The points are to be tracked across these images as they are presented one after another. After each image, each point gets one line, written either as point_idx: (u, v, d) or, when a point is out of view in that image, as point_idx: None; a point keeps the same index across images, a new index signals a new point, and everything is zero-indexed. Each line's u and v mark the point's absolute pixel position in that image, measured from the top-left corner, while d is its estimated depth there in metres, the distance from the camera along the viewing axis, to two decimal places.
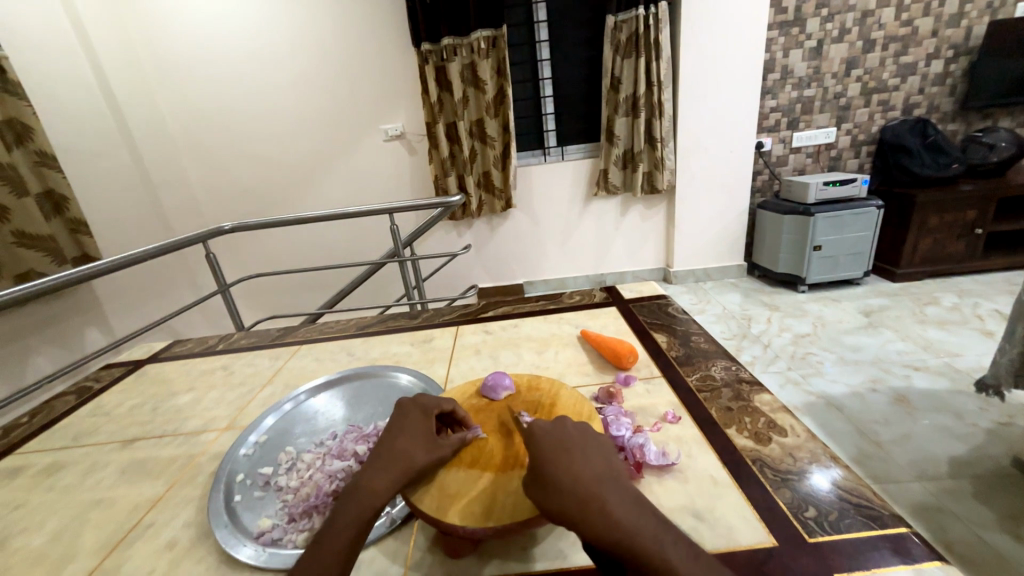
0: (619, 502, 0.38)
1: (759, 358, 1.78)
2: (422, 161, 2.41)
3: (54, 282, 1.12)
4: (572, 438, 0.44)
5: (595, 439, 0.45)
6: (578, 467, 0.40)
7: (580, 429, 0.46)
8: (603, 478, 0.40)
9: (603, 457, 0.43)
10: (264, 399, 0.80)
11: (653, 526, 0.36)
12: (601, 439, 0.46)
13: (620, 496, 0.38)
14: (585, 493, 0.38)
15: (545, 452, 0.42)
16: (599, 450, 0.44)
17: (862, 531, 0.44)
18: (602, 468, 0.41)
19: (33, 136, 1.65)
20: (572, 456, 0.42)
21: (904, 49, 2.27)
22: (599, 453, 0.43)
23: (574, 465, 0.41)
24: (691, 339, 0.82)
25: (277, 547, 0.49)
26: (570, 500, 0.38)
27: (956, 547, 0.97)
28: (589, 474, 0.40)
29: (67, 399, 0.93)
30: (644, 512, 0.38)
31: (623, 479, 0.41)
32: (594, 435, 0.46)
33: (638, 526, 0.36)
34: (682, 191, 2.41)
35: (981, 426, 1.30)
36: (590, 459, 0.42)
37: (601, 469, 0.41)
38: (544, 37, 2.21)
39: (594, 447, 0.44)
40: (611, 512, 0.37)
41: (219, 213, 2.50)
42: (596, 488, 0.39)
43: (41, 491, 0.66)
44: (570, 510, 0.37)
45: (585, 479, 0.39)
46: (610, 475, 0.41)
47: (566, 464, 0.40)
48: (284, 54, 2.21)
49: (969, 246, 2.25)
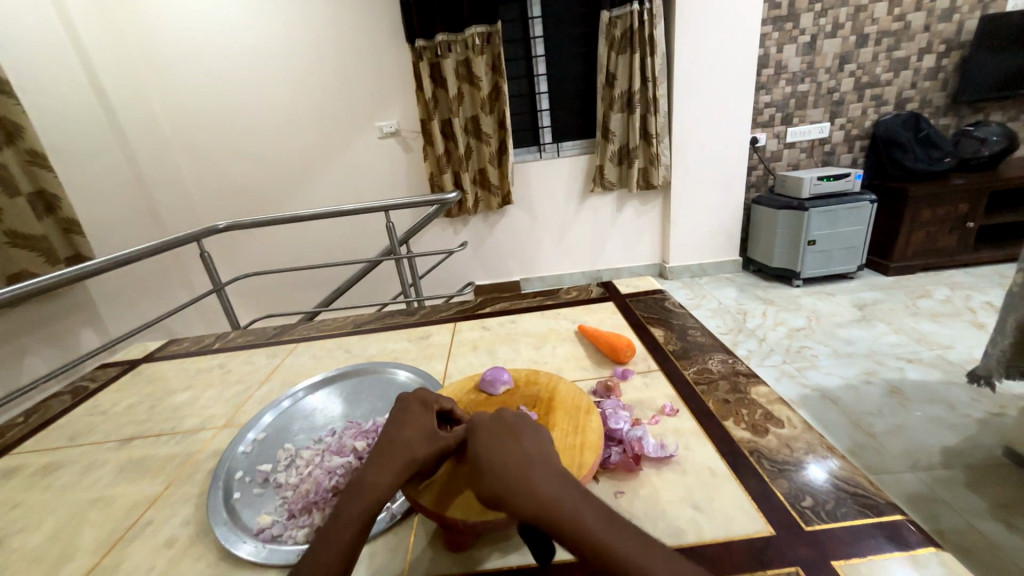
0: (544, 476, 0.37)
1: (754, 352, 1.79)
2: (418, 158, 2.40)
3: (48, 281, 1.10)
4: (503, 421, 0.43)
5: (532, 423, 0.44)
6: (506, 448, 0.40)
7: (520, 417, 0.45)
8: (531, 455, 0.39)
9: (536, 439, 0.42)
10: (261, 397, 0.80)
11: (578, 499, 0.36)
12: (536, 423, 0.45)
13: (547, 471, 0.38)
14: (510, 469, 0.37)
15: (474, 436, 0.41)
16: (533, 431, 0.43)
17: (858, 519, 0.45)
18: (533, 447, 0.40)
19: (23, 135, 1.62)
20: (499, 438, 0.41)
21: (898, 44, 2.29)
22: (533, 435, 0.42)
23: (501, 446, 0.40)
24: (688, 333, 0.82)
25: (278, 543, 0.49)
26: (493, 479, 0.37)
27: (950, 536, 0.98)
28: (515, 452, 0.39)
29: (63, 399, 0.92)
30: (570, 485, 0.37)
31: (553, 457, 0.40)
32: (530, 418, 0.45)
33: (562, 496, 0.35)
34: (678, 187, 2.41)
35: (974, 417, 1.32)
36: (521, 440, 0.41)
37: (531, 447, 0.40)
38: (539, 32, 2.21)
39: (528, 430, 0.43)
40: (534, 486, 0.36)
41: (213, 212, 2.48)
42: (521, 464, 0.38)
43: (38, 491, 0.66)
44: (492, 488, 0.37)
45: (511, 457, 0.39)
46: (541, 453, 0.40)
47: (489, 447, 0.40)
48: (278, 51, 2.19)
49: (961, 239, 2.27)
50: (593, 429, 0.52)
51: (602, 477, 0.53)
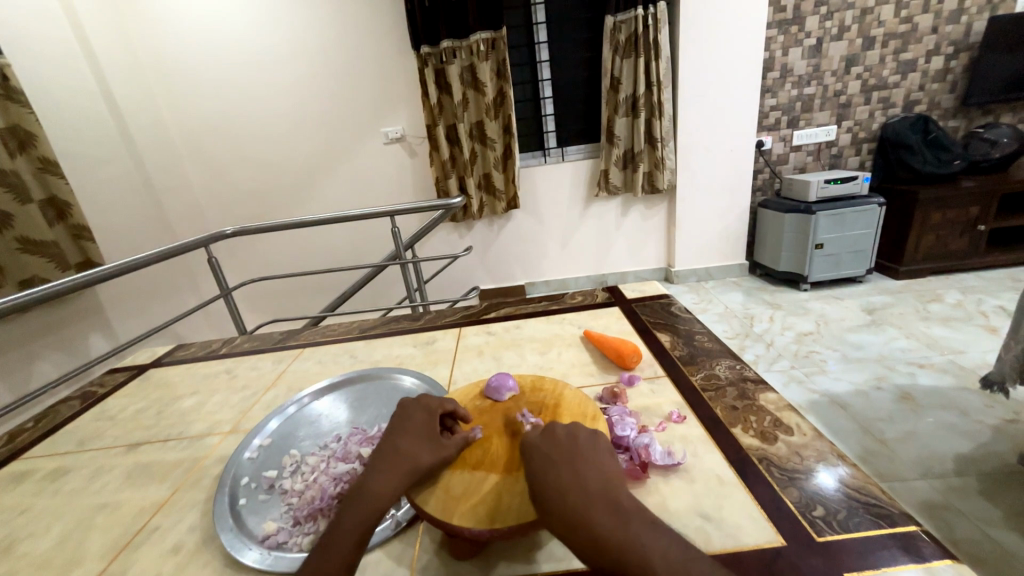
0: (606, 515, 0.37)
1: (762, 357, 1.77)
2: (423, 163, 2.41)
3: (58, 287, 1.12)
4: (561, 445, 0.43)
5: (590, 444, 0.44)
6: (566, 481, 0.40)
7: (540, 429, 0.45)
8: (592, 489, 0.39)
9: (595, 465, 0.42)
10: (267, 402, 0.80)
11: (645, 537, 0.36)
12: (595, 444, 0.44)
13: (609, 508, 0.38)
14: (571, 509, 0.38)
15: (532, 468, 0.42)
16: (591, 455, 0.43)
17: (871, 530, 0.44)
18: (593, 478, 0.40)
19: (35, 142, 1.65)
20: (557, 468, 0.41)
21: (904, 47, 2.27)
22: (593, 459, 0.42)
23: (561, 479, 0.40)
24: (695, 338, 0.82)
25: (283, 550, 0.49)
26: (558, 519, 0.38)
27: (964, 546, 0.96)
28: (575, 487, 0.39)
29: (71, 404, 0.93)
30: (635, 520, 0.37)
31: (616, 486, 0.40)
32: (587, 438, 0.45)
33: (629, 539, 0.36)
34: (683, 191, 2.41)
35: (988, 423, 1.29)
36: (581, 470, 0.41)
37: (591, 479, 0.40)
38: (543, 38, 2.22)
39: (587, 455, 0.43)
40: (598, 528, 0.36)
41: (221, 218, 2.50)
42: (581, 502, 0.38)
43: (47, 495, 0.66)
44: (558, 527, 0.38)
45: (572, 493, 0.39)
46: (602, 485, 0.40)
47: (550, 480, 0.40)
48: (286, 58, 2.22)
49: (972, 243, 2.24)
50: None
51: None
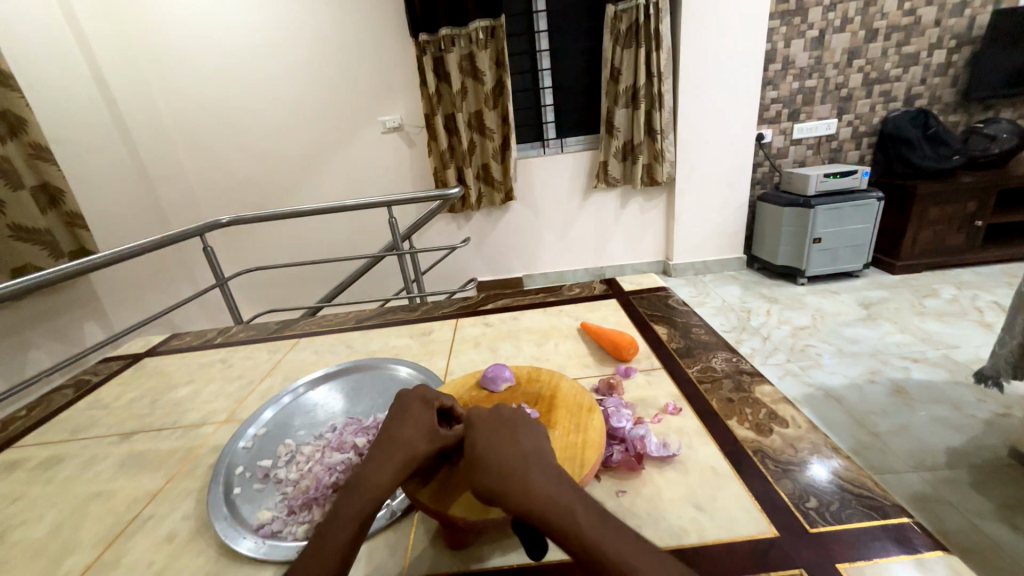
0: (539, 474, 0.38)
1: (758, 350, 1.78)
2: (421, 153, 2.39)
3: (52, 275, 1.10)
4: (502, 418, 0.44)
5: (529, 416, 0.45)
6: (503, 448, 0.40)
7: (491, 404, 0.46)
8: (529, 453, 0.40)
9: (532, 434, 0.42)
10: (262, 392, 0.80)
11: (572, 497, 0.36)
12: (530, 416, 0.45)
13: (543, 471, 0.38)
14: (507, 468, 0.38)
15: (474, 435, 0.42)
16: (529, 426, 0.43)
17: (863, 521, 0.44)
18: (529, 444, 0.41)
19: (26, 128, 1.62)
20: (497, 435, 0.42)
21: (907, 39, 2.25)
22: (532, 430, 0.43)
23: (499, 443, 0.41)
24: (692, 331, 0.82)
25: (277, 539, 0.49)
26: (492, 477, 0.38)
27: (953, 537, 0.98)
28: (511, 450, 0.40)
29: (65, 392, 0.93)
30: (566, 483, 0.38)
31: (549, 455, 0.41)
32: (525, 412, 0.46)
33: (560, 497, 0.36)
34: (682, 183, 2.40)
35: (980, 417, 1.30)
36: (520, 437, 0.41)
37: (527, 445, 0.41)
38: (543, 26, 2.18)
39: (528, 425, 0.43)
40: (532, 484, 0.37)
41: (216, 207, 2.48)
42: (518, 463, 0.38)
43: (41, 484, 0.66)
44: (491, 486, 0.37)
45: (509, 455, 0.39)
46: (538, 451, 0.40)
47: (485, 445, 0.40)
48: (281, 44, 2.18)
49: (969, 238, 2.24)
50: (594, 427, 0.52)
51: (604, 476, 0.53)
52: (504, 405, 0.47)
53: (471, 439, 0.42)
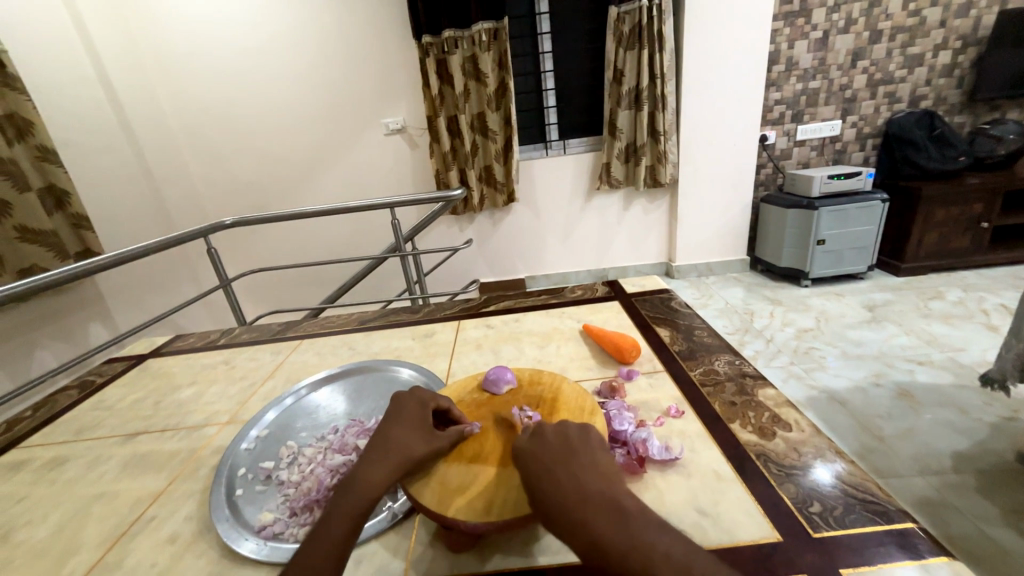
0: (601, 518, 0.36)
1: (761, 352, 1.77)
2: (424, 155, 2.40)
3: (58, 276, 1.11)
4: (555, 451, 0.43)
5: (578, 447, 0.43)
6: (561, 489, 0.39)
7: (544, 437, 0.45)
8: (587, 491, 0.38)
9: (590, 468, 0.41)
10: (265, 393, 0.80)
11: (641, 535, 0.35)
12: (585, 446, 0.44)
13: (606, 512, 0.37)
14: (566, 516, 0.37)
15: (530, 476, 0.41)
16: (584, 459, 0.42)
17: (867, 527, 0.44)
18: (588, 480, 0.40)
19: (33, 131, 1.64)
20: (550, 474, 0.41)
21: (912, 40, 2.24)
22: (587, 463, 0.42)
23: (556, 484, 0.39)
24: (694, 333, 0.81)
25: (279, 541, 0.49)
26: (556, 528, 0.37)
27: (959, 542, 0.97)
28: (569, 491, 0.39)
29: (70, 393, 0.93)
30: (638, 520, 0.36)
31: (611, 488, 0.39)
32: (577, 438, 0.45)
33: (630, 540, 0.34)
34: (685, 185, 2.39)
35: (986, 421, 1.29)
36: (573, 474, 0.40)
37: (584, 482, 0.39)
38: (546, 28, 2.18)
39: (579, 456, 0.42)
40: (597, 531, 0.35)
41: (220, 208, 2.49)
42: (576, 508, 0.37)
43: (45, 484, 0.66)
44: (560, 538, 0.37)
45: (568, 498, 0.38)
46: (595, 487, 0.39)
47: (542, 488, 0.40)
48: (285, 47, 2.19)
49: (975, 240, 2.23)
50: (596, 430, 0.52)
51: None
52: (555, 433, 0.45)
53: (524, 483, 0.41)
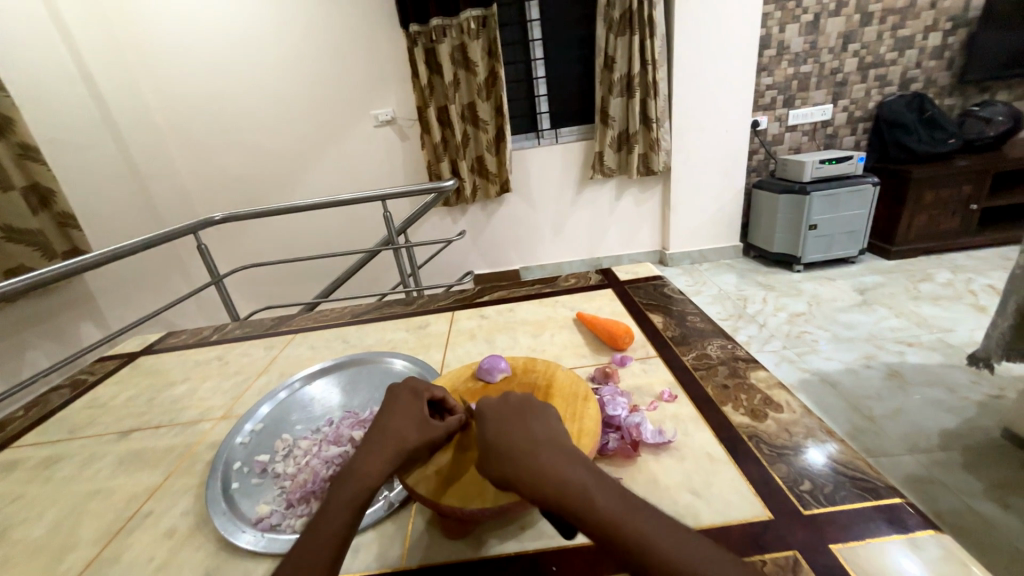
0: (551, 459, 0.38)
1: (754, 337, 1.78)
2: (415, 147, 2.37)
3: (45, 275, 1.09)
4: (515, 405, 0.45)
5: (538, 407, 0.45)
6: (515, 439, 0.41)
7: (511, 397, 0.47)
8: (541, 440, 0.41)
9: (545, 424, 0.43)
10: (259, 388, 0.80)
11: (586, 477, 0.37)
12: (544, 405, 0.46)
13: (555, 455, 0.39)
14: (515, 452, 0.39)
15: (486, 428, 0.43)
16: (540, 414, 0.44)
17: (857, 503, 0.45)
18: (542, 433, 0.42)
19: (14, 128, 1.60)
20: (510, 426, 0.43)
21: (902, 22, 2.24)
22: (544, 421, 0.44)
23: (511, 430, 0.42)
24: (687, 319, 0.82)
25: (276, 533, 0.49)
26: (507, 466, 0.39)
27: (946, 517, 0.99)
28: (521, 436, 0.41)
29: (62, 392, 0.92)
30: (579, 463, 0.38)
31: (563, 441, 0.41)
32: (536, 400, 0.47)
33: (574, 479, 0.36)
34: (678, 172, 2.39)
35: (974, 399, 1.32)
36: (530, 424, 0.43)
37: (535, 431, 0.42)
38: (536, 16, 2.16)
39: (534, 413, 0.44)
40: (543, 468, 0.37)
41: (210, 205, 2.46)
42: (526, 447, 0.40)
43: (39, 482, 0.66)
44: (509, 477, 0.38)
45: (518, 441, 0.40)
46: (547, 437, 0.41)
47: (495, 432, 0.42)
48: (270, 38, 2.15)
49: (964, 222, 2.25)
50: (590, 415, 0.52)
51: (600, 463, 0.53)
52: (518, 395, 0.47)
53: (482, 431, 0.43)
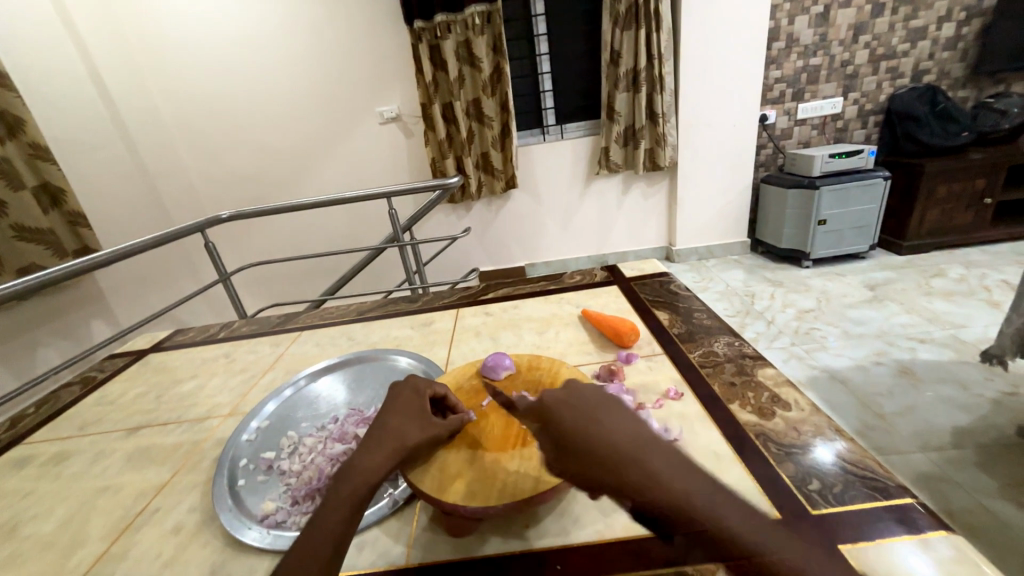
0: (656, 461, 0.37)
1: (762, 334, 1.77)
2: (420, 143, 2.37)
3: (57, 273, 1.10)
4: (596, 402, 0.44)
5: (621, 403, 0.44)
6: (610, 433, 0.40)
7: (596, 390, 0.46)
8: (638, 437, 0.40)
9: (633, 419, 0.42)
10: (265, 385, 0.81)
11: (692, 484, 0.36)
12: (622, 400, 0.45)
13: (660, 456, 0.38)
14: (625, 456, 0.38)
15: (573, 424, 0.42)
16: (626, 410, 0.43)
17: (866, 503, 0.44)
18: (637, 430, 0.40)
19: (24, 127, 1.62)
20: (600, 420, 0.41)
21: (915, 13, 2.19)
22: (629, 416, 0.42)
23: (600, 425, 0.41)
24: (694, 316, 0.81)
25: (282, 529, 0.50)
26: (603, 466, 0.38)
27: (959, 516, 0.97)
28: (615, 433, 0.40)
29: (73, 389, 0.94)
30: (683, 465, 0.37)
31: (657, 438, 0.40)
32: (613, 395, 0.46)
33: (680, 484, 0.35)
34: (685, 167, 2.36)
35: (987, 396, 1.29)
36: (624, 421, 0.41)
37: (626, 426, 0.41)
38: (541, 10, 2.14)
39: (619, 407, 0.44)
40: (651, 468, 0.37)
41: (217, 203, 2.47)
42: (635, 451, 0.38)
43: (50, 479, 0.67)
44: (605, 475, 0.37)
45: (625, 443, 0.39)
46: (646, 434, 0.40)
47: (583, 428, 0.41)
48: (276, 36, 2.15)
49: (978, 216, 2.21)
50: None
51: None
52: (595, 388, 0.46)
53: (569, 429, 0.42)
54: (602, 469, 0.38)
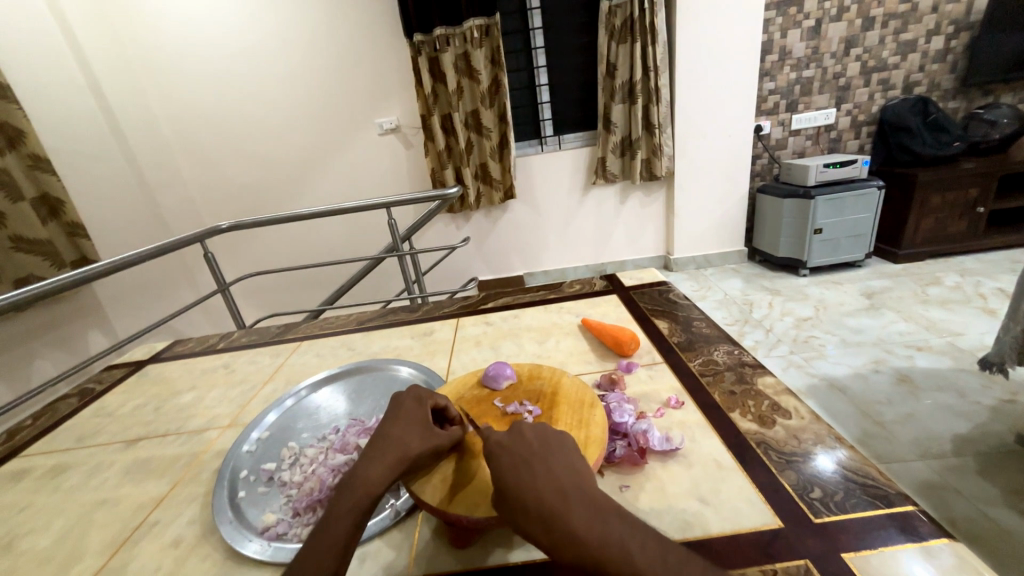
0: (581, 513, 0.36)
1: (761, 342, 1.77)
2: (419, 155, 2.39)
3: (55, 284, 1.10)
4: (530, 446, 0.43)
5: (557, 444, 0.44)
6: (539, 479, 0.39)
7: (538, 433, 0.45)
8: (565, 485, 0.39)
9: (565, 459, 0.42)
10: (265, 396, 0.80)
11: (620, 531, 0.35)
12: (565, 442, 0.44)
13: (584, 505, 0.37)
14: (549, 509, 0.37)
15: (501, 469, 0.41)
16: (562, 455, 0.42)
17: (869, 510, 0.44)
18: (564, 476, 0.40)
19: (25, 140, 1.63)
20: (529, 468, 0.40)
21: (904, 27, 2.24)
22: (563, 460, 0.42)
23: (525, 475, 0.40)
24: (693, 324, 0.81)
25: (283, 541, 0.49)
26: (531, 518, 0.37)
27: (960, 524, 0.97)
28: (542, 480, 0.39)
29: (71, 401, 0.93)
30: (610, 514, 0.36)
31: (586, 483, 0.39)
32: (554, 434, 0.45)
33: (604, 534, 0.34)
34: (680, 177, 2.39)
35: (985, 403, 1.30)
36: (551, 467, 0.40)
37: (555, 473, 0.40)
38: (538, 23, 2.17)
39: (554, 450, 0.43)
40: (574, 523, 0.35)
41: (216, 213, 2.48)
42: (558, 502, 0.37)
43: (47, 492, 0.66)
44: (534, 529, 0.36)
45: (510, 466, 0.41)
46: (574, 481, 0.39)
47: (511, 475, 0.40)
48: (275, 50, 2.18)
49: (971, 225, 2.23)
50: (596, 423, 0.52)
51: (607, 471, 0.52)
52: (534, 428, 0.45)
53: (498, 473, 0.41)
54: (520, 517, 0.37)
